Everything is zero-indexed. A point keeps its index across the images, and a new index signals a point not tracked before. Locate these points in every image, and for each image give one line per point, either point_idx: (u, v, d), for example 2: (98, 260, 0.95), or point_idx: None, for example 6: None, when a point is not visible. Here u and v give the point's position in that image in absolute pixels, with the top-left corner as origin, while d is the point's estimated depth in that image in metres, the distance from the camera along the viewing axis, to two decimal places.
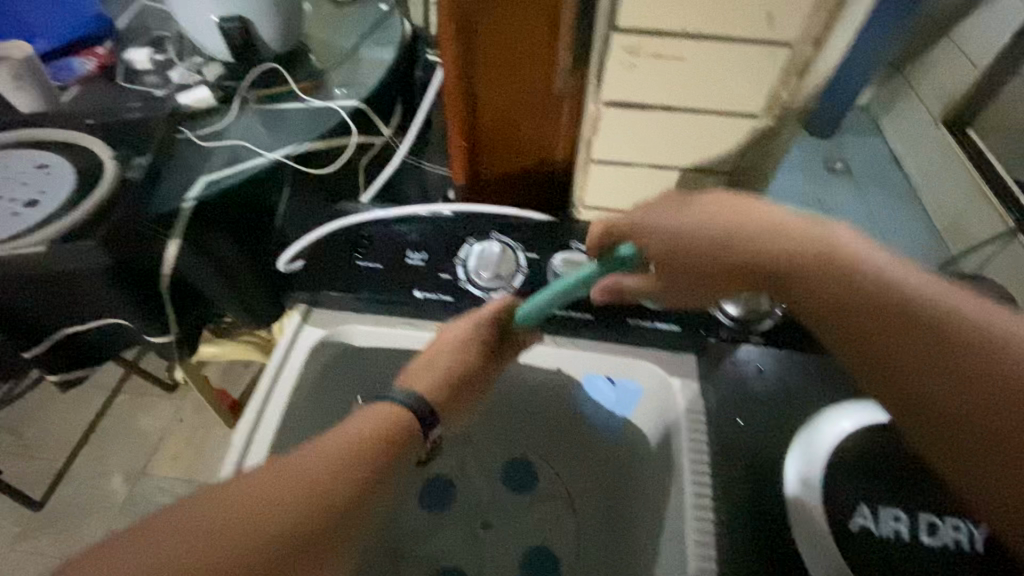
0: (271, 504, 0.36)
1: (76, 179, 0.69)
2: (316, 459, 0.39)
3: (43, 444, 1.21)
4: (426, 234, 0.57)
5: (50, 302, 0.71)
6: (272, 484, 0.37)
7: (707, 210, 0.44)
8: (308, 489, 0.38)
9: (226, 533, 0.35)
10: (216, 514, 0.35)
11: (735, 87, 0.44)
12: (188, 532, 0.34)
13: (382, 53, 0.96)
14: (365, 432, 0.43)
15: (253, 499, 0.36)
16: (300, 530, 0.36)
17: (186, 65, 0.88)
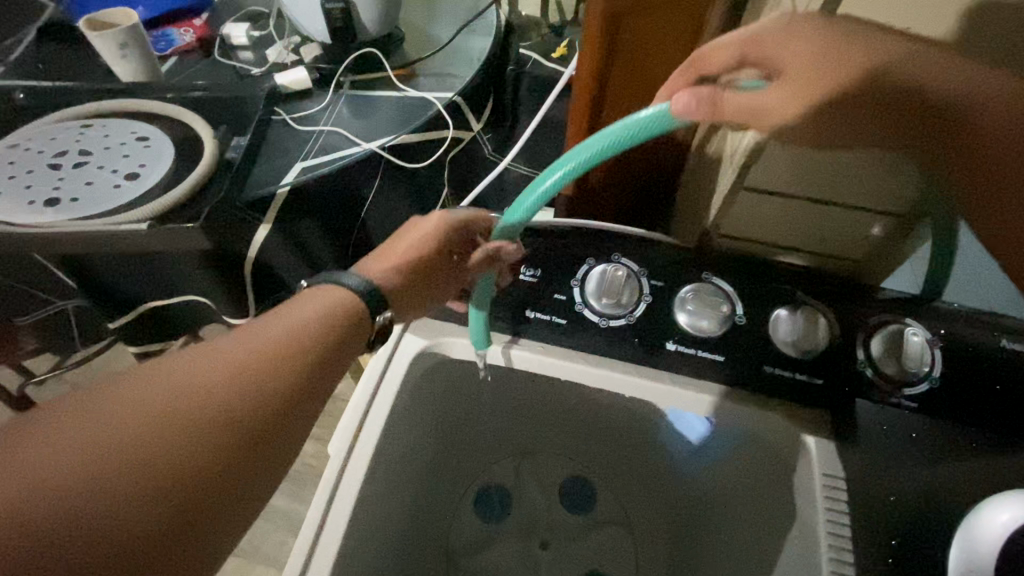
0: (214, 390, 0.32)
1: (176, 153, 0.68)
2: (269, 339, 0.36)
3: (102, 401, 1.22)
4: (543, 250, 0.52)
5: (137, 274, 0.70)
6: (226, 360, 0.34)
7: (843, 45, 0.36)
8: (257, 373, 0.34)
9: (178, 416, 0.30)
10: (152, 396, 0.31)
11: None
12: (133, 424, 0.29)
13: (478, 44, 0.93)
14: (320, 318, 0.39)
15: (202, 378, 0.32)
16: (249, 423, 0.32)
17: (283, 44, 0.86)
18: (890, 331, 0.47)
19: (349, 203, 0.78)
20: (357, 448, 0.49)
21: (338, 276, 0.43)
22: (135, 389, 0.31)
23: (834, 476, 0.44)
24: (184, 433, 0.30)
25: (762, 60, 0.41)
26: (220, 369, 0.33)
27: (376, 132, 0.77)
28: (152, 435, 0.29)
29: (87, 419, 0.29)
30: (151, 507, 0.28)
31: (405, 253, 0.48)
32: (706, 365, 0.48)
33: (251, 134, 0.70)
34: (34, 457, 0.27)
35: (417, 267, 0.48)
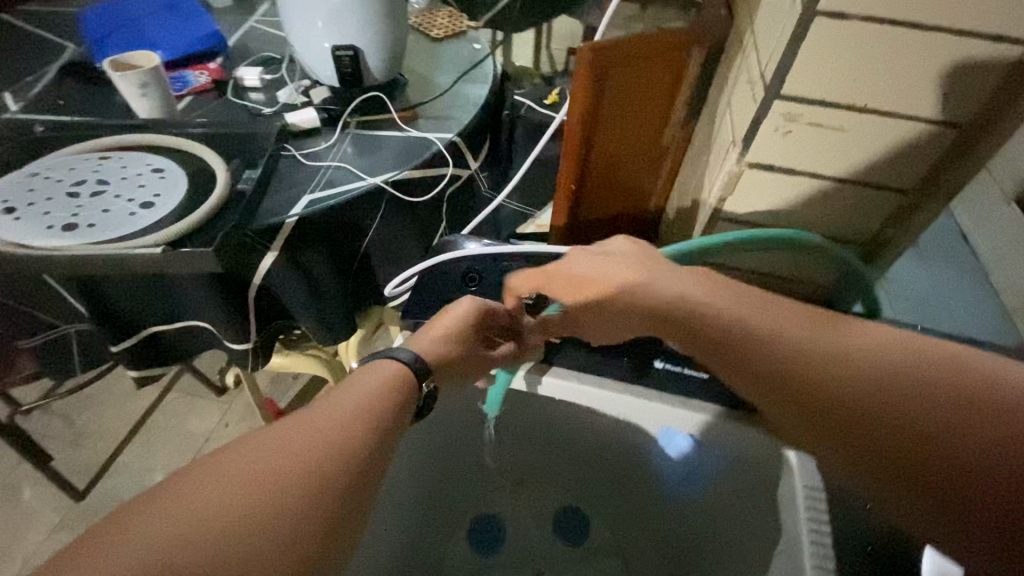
0: (330, 421, 0.37)
1: (191, 183, 0.72)
2: (358, 391, 0.41)
3: (92, 432, 1.21)
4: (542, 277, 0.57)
5: (147, 298, 0.72)
6: (333, 404, 0.39)
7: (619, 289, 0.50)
8: (324, 452, 0.35)
9: (307, 441, 0.35)
10: (238, 473, 0.32)
11: (889, 159, 0.43)
12: (274, 451, 0.34)
13: (476, 89, 1.00)
14: (375, 393, 0.41)
15: (317, 415, 0.37)
16: (356, 445, 0.36)
17: (294, 86, 0.92)
18: None
19: (353, 234, 0.82)
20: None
21: (389, 351, 0.46)
22: (224, 466, 0.33)
23: (814, 487, 0.47)
24: (314, 455, 0.34)
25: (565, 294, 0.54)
26: (291, 443, 0.35)
27: (380, 167, 0.82)
28: (243, 508, 0.31)
29: (238, 454, 0.34)
30: (298, 522, 0.32)
31: (441, 328, 0.50)
32: None
33: (262, 168, 0.75)
34: (153, 519, 0.30)
35: (456, 341, 0.49)
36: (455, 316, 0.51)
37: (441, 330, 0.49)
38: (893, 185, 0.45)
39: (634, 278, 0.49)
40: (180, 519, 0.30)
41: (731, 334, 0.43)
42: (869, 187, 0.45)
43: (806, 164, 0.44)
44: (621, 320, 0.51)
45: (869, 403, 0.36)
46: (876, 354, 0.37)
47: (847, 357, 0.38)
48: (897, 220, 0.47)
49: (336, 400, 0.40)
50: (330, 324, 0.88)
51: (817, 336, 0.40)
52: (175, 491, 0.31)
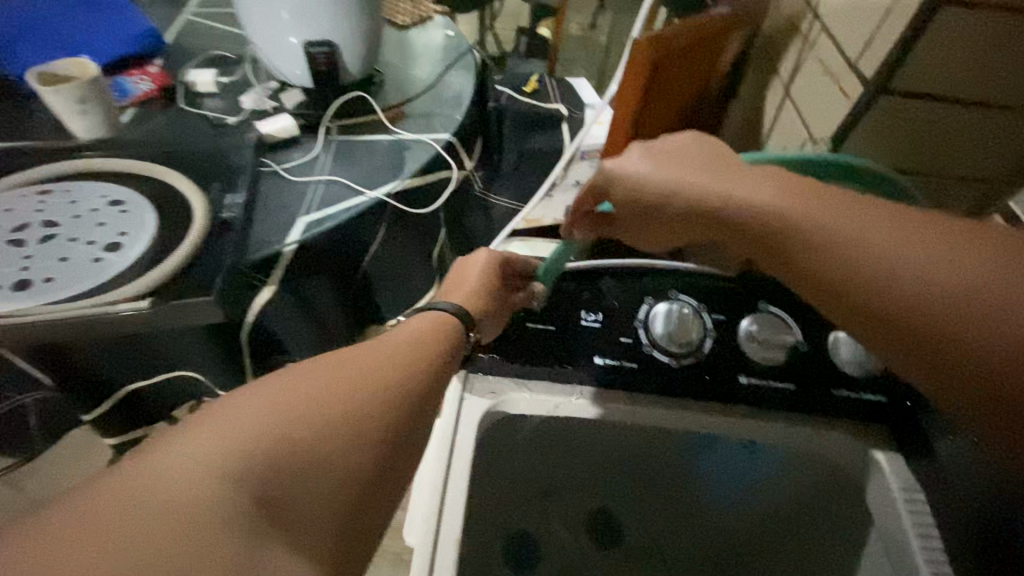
0: (385, 358, 0.36)
1: (161, 216, 0.61)
2: (398, 339, 0.39)
3: None
4: (609, 294, 0.51)
5: (125, 356, 0.62)
6: (380, 346, 0.38)
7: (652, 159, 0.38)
8: (390, 379, 0.35)
9: (366, 379, 0.34)
10: (301, 392, 0.32)
11: (979, 148, 0.41)
12: (334, 380, 0.33)
13: (463, 83, 0.91)
14: (427, 330, 0.41)
15: (368, 355, 0.36)
16: (412, 389, 0.36)
17: (259, 90, 0.81)
18: None
19: (353, 254, 0.74)
20: (444, 538, 0.42)
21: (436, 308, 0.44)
22: (304, 378, 0.33)
23: (912, 488, 0.46)
24: (371, 392, 0.33)
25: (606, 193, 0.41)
26: (362, 364, 0.35)
27: (377, 177, 0.74)
28: (326, 415, 0.31)
29: (297, 377, 0.33)
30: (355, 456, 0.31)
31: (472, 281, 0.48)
32: (781, 395, 0.48)
33: (246, 191, 0.65)
34: (209, 432, 0.28)
35: (490, 290, 0.48)
36: (480, 269, 0.49)
37: (474, 283, 0.48)
38: (980, 176, 0.42)
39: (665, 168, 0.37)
40: (272, 420, 0.30)
41: (784, 226, 0.32)
42: (953, 178, 0.43)
43: (894, 156, 0.42)
44: (658, 222, 0.39)
45: (919, 302, 0.29)
46: (953, 244, 0.30)
47: (921, 245, 0.30)
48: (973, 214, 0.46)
49: (390, 335, 0.40)
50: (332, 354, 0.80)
51: (887, 221, 0.31)
52: (258, 394, 0.31)
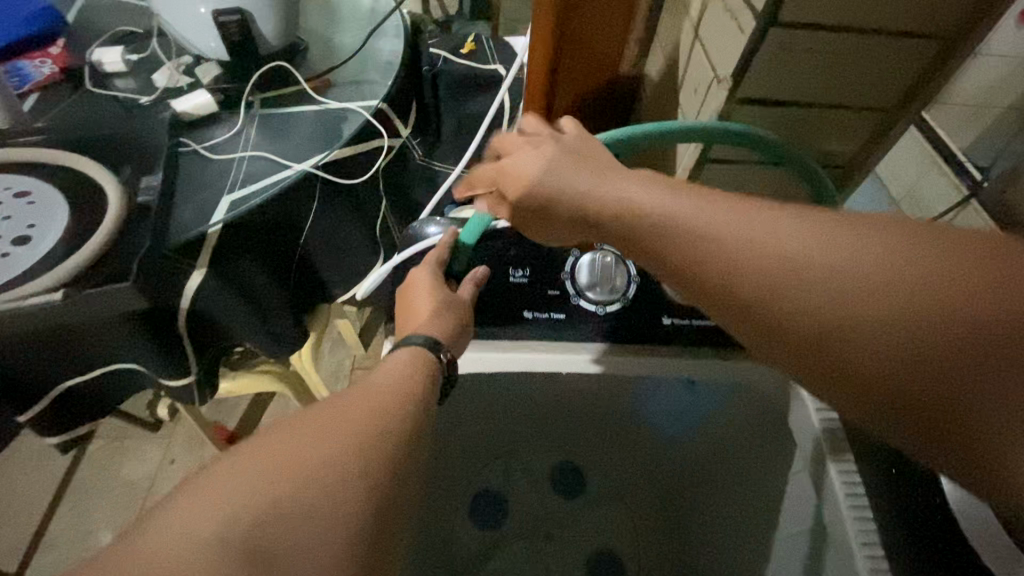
0: (367, 404, 0.32)
1: (71, 205, 0.58)
2: (377, 380, 0.35)
3: (25, 504, 1.09)
4: (530, 250, 0.52)
5: (56, 357, 0.60)
6: (359, 393, 0.33)
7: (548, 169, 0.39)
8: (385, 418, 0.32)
9: (346, 431, 0.30)
10: (275, 462, 0.28)
11: (869, 77, 0.42)
12: (308, 438, 0.29)
13: (391, 47, 0.88)
14: (401, 365, 0.37)
15: (344, 405, 0.32)
16: (396, 431, 0.31)
17: (171, 66, 0.77)
18: None
19: (288, 233, 0.73)
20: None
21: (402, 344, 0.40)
22: (290, 433, 0.30)
23: (827, 408, 0.49)
24: (352, 446, 0.29)
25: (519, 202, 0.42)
26: (354, 403, 0.32)
27: (304, 151, 0.71)
28: (314, 482, 0.27)
29: (268, 442, 0.29)
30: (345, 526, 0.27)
31: (421, 306, 0.44)
32: (703, 333, 0.50)
33: (162, 173, 0.62)
34: (171, 525, 0.25)
35: (451, 306, 0.44)
36: (434, 285, 0.45)
37: (432, 304, 0.44)
38: (873, 104, 0.44)
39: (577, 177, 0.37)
40: (260, 481, 0.27)
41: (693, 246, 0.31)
42: (850, 108, 0.44)
43: (791, 90, 0.42)
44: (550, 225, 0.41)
45: (882, 365, 0.27)
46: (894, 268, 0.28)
47: (866, 286, 0.28)
48: (873, 141, 0.47)
49: (374, 377, 0.35)
50: (280, 337, 0.80)
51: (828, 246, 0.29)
52: (230, 471, 0.28)
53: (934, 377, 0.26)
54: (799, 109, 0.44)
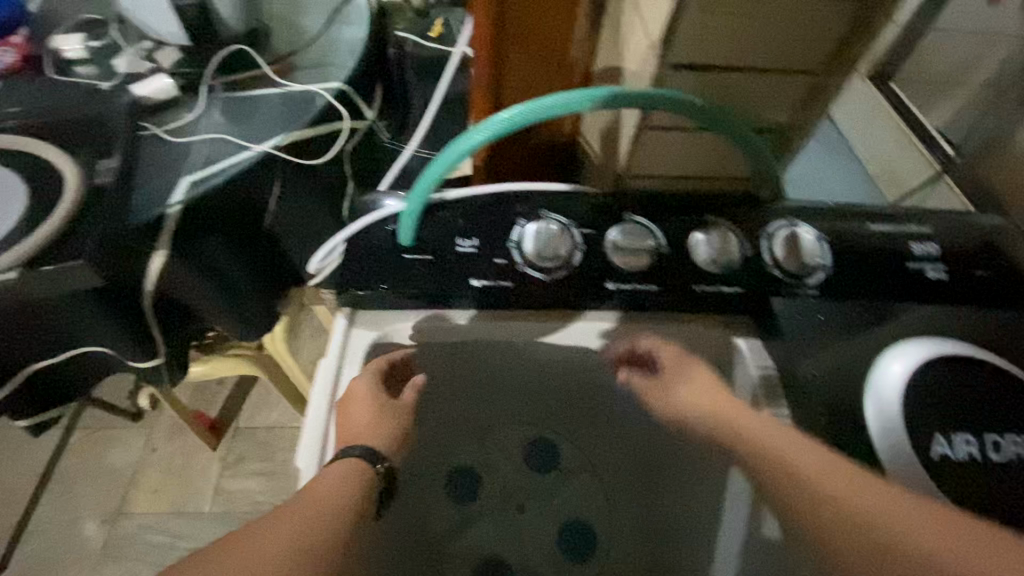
0: (315, 514, 0.38)
1: (29, 189, 0.59)
2: (323, 488, 0.41)
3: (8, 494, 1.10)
4: (479, 220, 0.53)
5: (21, 337, 0.61)
6: (310, 503, 0.39)
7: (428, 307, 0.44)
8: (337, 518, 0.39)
9: (295, 542, 0.36)
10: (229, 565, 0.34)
11: (796, 42, 0.43)
12: (261, 544, 0.35)
13: (355, 30, 0.89)
14: (342, 478, 0.42)
15: (295, 516, 0.38)
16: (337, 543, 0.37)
17: (133, 51, 0.77)
18: (789, 233, 0.53)
19: (253, 215, 0.73)
20: (327, 454, 0.46)
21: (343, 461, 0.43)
22: (242, 547, 0.35)
23: (768, 366, 0.51)
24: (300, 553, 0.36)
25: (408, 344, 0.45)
26: (301, 514, 0.38)
27: (266, 133, 0.72)
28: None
29: (229, 546, 0.35)
30: None
31: (360, 416, 0.46)
32: (646, 298, 0.51)
33: (121, 154, 0.62)
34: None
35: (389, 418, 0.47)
36: (373, 396, 0.47)
37: (374, 418, 0.46)
38: (803, 69, 0.45)
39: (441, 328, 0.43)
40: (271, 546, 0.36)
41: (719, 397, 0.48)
42: (781, 73, 0.45)
43: (721, 55, 0.44)
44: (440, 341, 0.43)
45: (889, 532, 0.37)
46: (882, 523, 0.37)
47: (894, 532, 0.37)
48: (808, 105, 0.49)
49: (321, 485, 0.41)
50: (250, 320, 0.81)
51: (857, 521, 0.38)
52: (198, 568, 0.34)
53: (859, 515, 0.38)
54: (727, 72, 0.45)
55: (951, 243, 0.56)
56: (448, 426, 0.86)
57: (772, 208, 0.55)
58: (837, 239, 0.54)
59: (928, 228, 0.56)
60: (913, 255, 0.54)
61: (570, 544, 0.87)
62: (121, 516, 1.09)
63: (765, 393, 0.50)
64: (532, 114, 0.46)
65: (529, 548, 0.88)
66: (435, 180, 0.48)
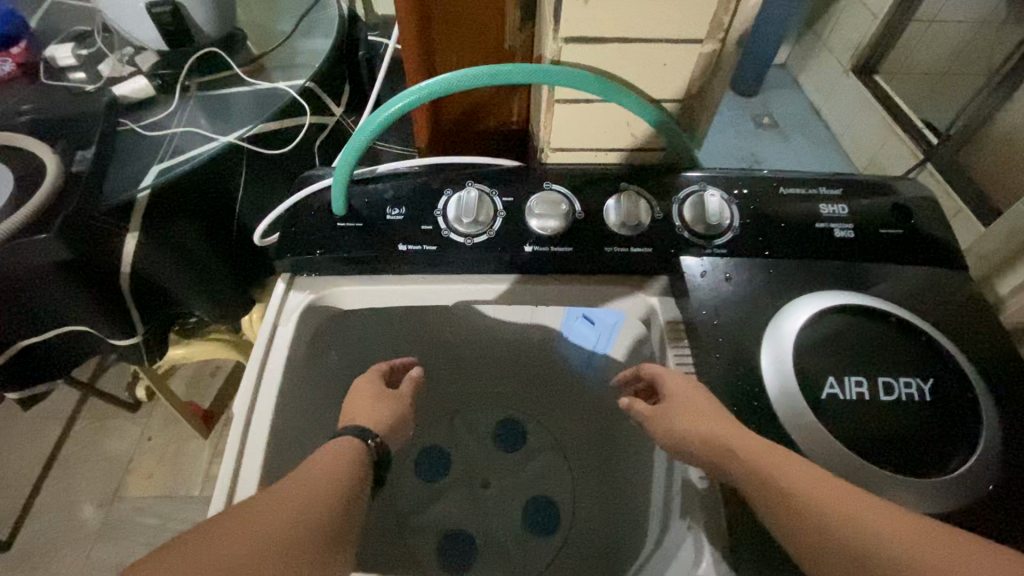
0: (311, 482, 0.40)
1: (13, 174, 0.65)
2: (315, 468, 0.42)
3: (12, 480, 1.17)
4: (408, 192, 0.57)
5: (5, 313, 0.67)
6: (300, 479, 0.40)
7: (367, 379, 0.57)
8: (332, 486, 0.40)
9: (294, 506, 0.37)
10: (241, 527, 0.34)
11: (678, 11, 0.46)
12: (268, 511, 0.36)
13: (322, 31, 0.95)
14: (336, 452, 0.45)
15: (287, 492, 0.38)
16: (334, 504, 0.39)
17: (118, 57, 0.84)
18: (696, 196, 0.57)
19: (222, 202, 0.80)
20: (260, 400, 0.50)
21: (340, 434, 0.48)
22: (248, 513, 0.35)
23: (675, 318, 0.55)
24: (298, 513, 0.36)
25: (370, 387, 0.56)
26: (298, 483, 0.39)
27: (234, 126, 0.79)
28: (274, 536, 0.34)
29: (236, 516, 0.35)
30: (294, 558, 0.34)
31: (359, 404, 0.54)
32: (561, 258, 0.55)
33: (96, 145, 0.68)
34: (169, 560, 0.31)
35: (385, 402, 0.54)
36: (373, 387, 0.56)
37: (373, 404, 0.53)
38: (691, 37, 0.49)
39: (356, 401, 0.54)
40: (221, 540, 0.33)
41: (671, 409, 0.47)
42: (673, 41, 0.49)
43: (611, 27, 0.48)
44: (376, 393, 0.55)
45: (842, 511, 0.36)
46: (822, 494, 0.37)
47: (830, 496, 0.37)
48: (706, 71, 0.52)
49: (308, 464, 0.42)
50: (223, 303, 0.87)
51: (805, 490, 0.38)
52: (202, 537, 0.33)
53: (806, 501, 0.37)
54: (619, 43, 0.49)
55: (862, 205, 0.58)
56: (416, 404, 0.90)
57: (683, 176, 0.59)
58: (745, 202, 0.57)
59: (839, 191, 0.59)
60: (822, 215, 0.57)
61: (534, 520, 0.88)
62: (116, 500, 1.15)
63: (669, 336, 0.54)
64: (442, 86, 0.51)
65: (494, 525, 0.88)
66: (361, 148, 0.53)
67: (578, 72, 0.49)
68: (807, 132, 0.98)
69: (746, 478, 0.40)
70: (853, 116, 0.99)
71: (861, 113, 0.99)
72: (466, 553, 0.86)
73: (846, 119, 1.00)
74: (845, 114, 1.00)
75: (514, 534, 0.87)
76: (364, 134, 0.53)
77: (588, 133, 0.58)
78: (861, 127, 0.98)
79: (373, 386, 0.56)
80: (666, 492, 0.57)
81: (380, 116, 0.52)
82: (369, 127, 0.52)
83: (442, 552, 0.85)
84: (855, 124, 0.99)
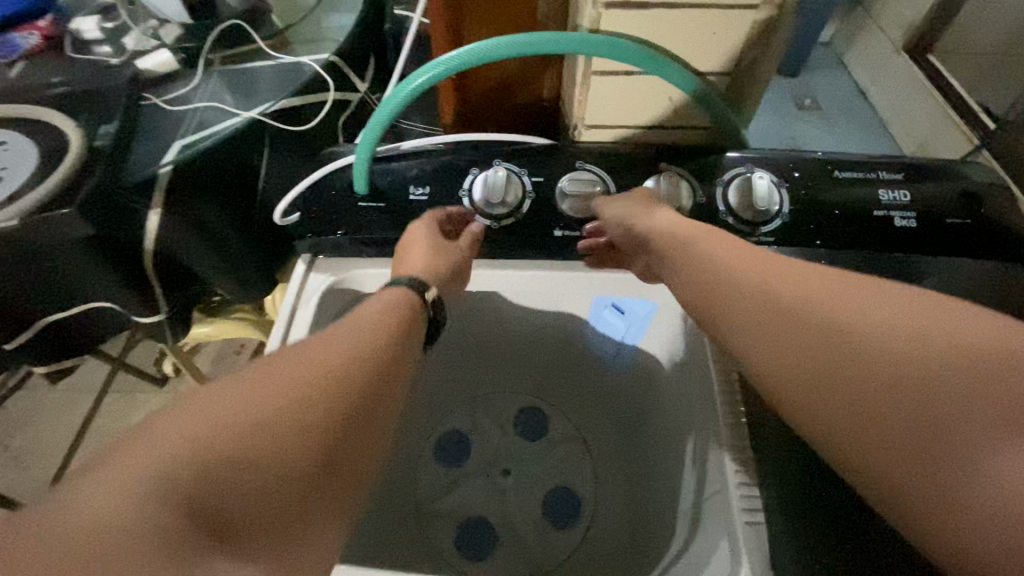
0: (365, 342, 0.40)
1: (38, 148, 0.65)
2: (369, 323, 0.42)
3: (47, 449, 1.21)
4: (431, 171, 0.55)
5: (32, 288, 0.67)
6: (353, 333, 0.41)
7: (423, 228, 0.52)
8: (382, 346, 0.41)
9: (346, 364, 0.38)
10: (299, 375, 0.36)
11: None
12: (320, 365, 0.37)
13: (347, 4, 0.91)
14: (391, 304, 0.45)
15: (340, 350, 0.39)
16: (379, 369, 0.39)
17: (141, 29, 0.82)
18: (742, 179, 0.53)
19: (246, 180, 0.78)
20: None
21: (394, 287, 0.47)
22: (298, 371, 0.36)
23: None
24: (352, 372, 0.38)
25: (427, 236, 0.51)
26: (353, 338, 0.40)
27: (256, 102, 0.77)
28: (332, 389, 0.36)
29: (295, 366, 0.36)
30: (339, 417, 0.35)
31: (414, 250, 0.51)
32: None
33: (120, 119, 0.68)
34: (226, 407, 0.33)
35: (439, 255, 0.50)
36: (429, 235, 0.51)
37: (426, 255, 0.50)
38: (745, 4, 0.44)
39: (411, 249, 0.51)
40: (269, 405, 0.33)
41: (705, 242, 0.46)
42: (724, 7, 0.45)
43: None
44: (432, 243, 0.51)
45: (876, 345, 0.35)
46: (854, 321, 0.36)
47: (867, 325, 0.36)
48: (759, 40, 0.48)
49: (361, 315, 0.43)
50: (249, 284, 0.85)
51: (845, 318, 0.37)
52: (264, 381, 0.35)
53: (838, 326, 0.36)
54: (661, 8, 0.45)
55: (926, 190, 0.53)
56: (436, 387, 0.88)
57: (726, 157, 0.55)
58: (795, 186, 0.53)
59: (901, 176, 0.54)
60: (880, 202, 0.52)
61: (554, 511, 0.86)
62: None
63: None
64: (470, 54, 0.47)
65: (514, 515, 0.87)
66: (385, 122, 0.51)
67: (618, 41, 0.45)
68: (849, 124, 0.92)
69: (782, 306, 0.39)
70: (905, 99, 0.88)
71: (914, 93, 0.87)
72: (484, 541, 0.85)
73: (895, 104, 0.90)
74: (896, 97, 0.89)
75: (533, 523, 0.86)
76: (388, 108, 0.50)
77: (625, 109, 0.54)
78: (911, 112, 0.87)
79: (429, 236, 0.52)
80: (697, 493, 0.54)
81: (404, 88, 0.49)
82: (394, 100, 0.50)
83: (460, 538, 0.85)
84: (905, 109, 0.88)
